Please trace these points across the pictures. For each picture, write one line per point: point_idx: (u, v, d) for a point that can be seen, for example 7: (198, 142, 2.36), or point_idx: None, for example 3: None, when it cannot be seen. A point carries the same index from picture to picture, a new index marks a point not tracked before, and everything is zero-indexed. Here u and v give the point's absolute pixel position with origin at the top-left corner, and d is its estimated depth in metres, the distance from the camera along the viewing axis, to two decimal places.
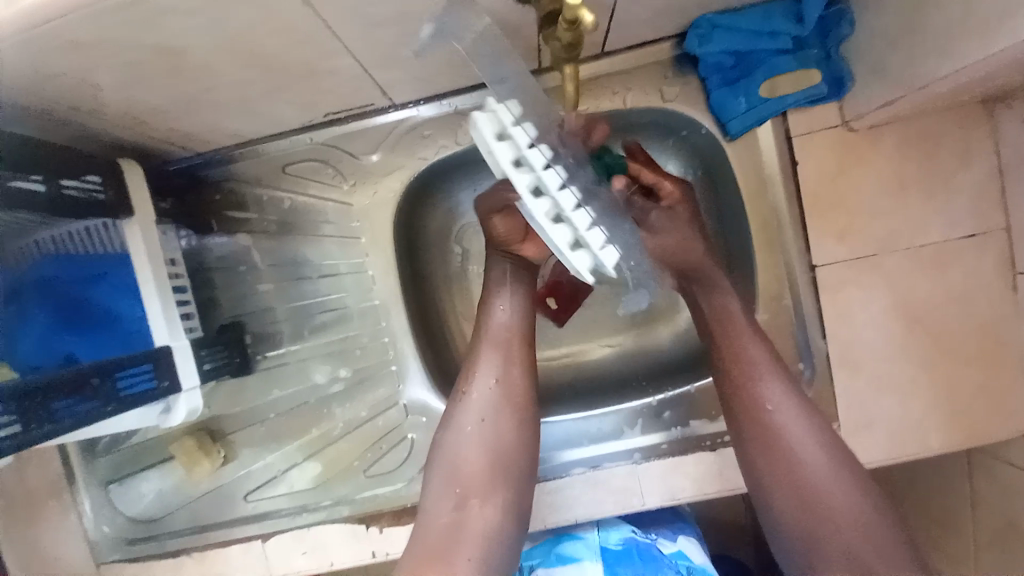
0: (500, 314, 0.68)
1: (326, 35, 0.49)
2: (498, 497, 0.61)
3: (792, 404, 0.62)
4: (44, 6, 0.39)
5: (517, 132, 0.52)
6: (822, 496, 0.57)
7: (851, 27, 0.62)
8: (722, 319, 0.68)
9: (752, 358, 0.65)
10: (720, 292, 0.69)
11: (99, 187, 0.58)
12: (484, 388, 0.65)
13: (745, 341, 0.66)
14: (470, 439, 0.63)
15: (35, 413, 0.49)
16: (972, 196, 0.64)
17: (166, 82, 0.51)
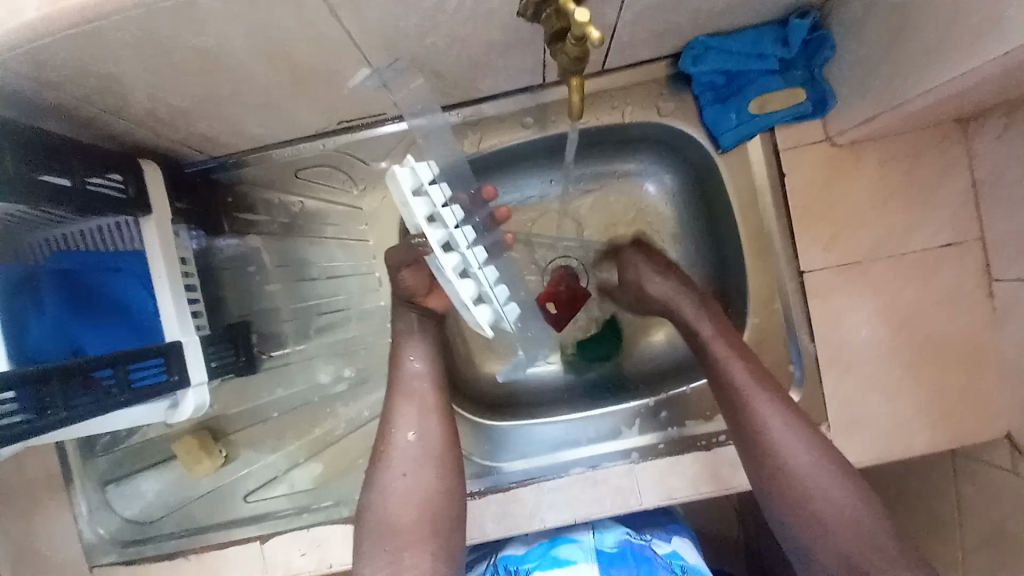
0: (413, 366, 0.69)
1: (348, 43, 0.52)
2: (439, 540, 0.60)
3: (795, 436, 0.62)
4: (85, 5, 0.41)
5: (432, 189, 0.56)
6: (818, 503, 0.59)
7: (833, 51, 0.66)
8: (716, 360, 0.69)
9: (749, 397, 0.65)
10: (710, 331, 0.71)
11: (122, 184, 0.61)
12: (406, 445, 0.64)
13: (739, 380, 0.66)
14: (397, 494, 0.62)
15: (52, 399, 0.49)
16: (948, 208, 0.68)
17: (194, 83, 0.54)
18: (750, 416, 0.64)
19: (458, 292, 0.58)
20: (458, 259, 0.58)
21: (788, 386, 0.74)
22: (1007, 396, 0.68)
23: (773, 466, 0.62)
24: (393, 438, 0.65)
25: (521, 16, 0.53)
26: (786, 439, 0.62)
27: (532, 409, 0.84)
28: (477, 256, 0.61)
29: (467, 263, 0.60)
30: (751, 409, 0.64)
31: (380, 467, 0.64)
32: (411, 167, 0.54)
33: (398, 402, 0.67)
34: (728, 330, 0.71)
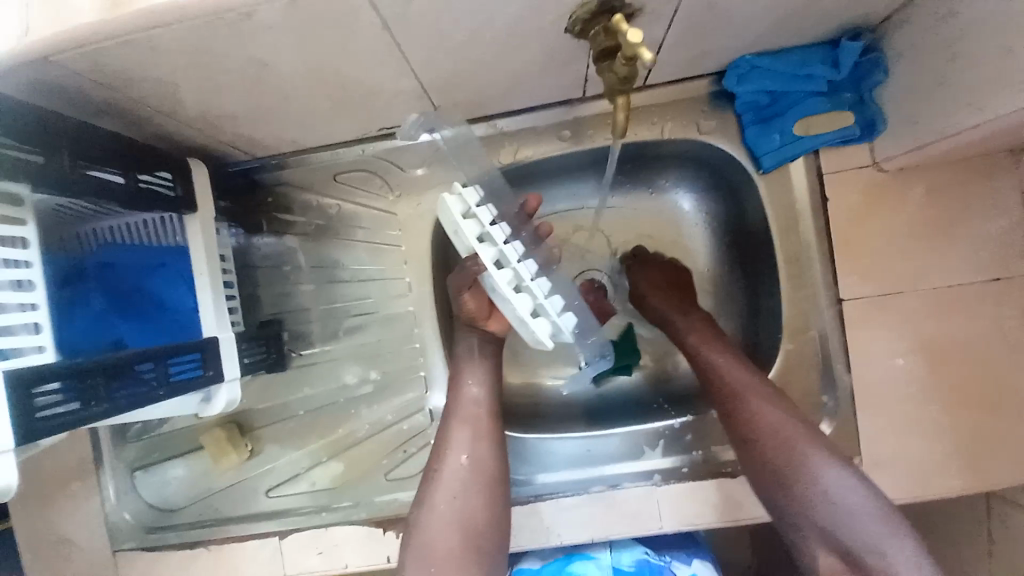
0: (470, 391, 0.69)
1: (396, 57, 0.53)
2: (477, 565, 0.59)
3: (820, 463, 0.59)
4: (148, 13, 0.42)
5: (483, 212, 0.64)
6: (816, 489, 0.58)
7: (885, 74, 0.64)
8: (734, 390, 0.66)
9: (773, 426, 0.62)
10: (726, 360, 0.69)
11: (170, 183, 0.62)
12: (456, 468, 0.64)
13: (756, 407, 0.64)
14: (442, 515, 0.61)
15: (97, 391, 0.50)
16: (997, 242, 0.66)
17: (245, 90, 0.55)
18: (774, 445, 0.61)
19: (515, 305, 0.63)
20: (510, 274, 0.63)
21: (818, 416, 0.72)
22: None
23: (800, 496, 0.58)
24: (443, 461, 0.64)
25: (569, 32, 0.53)
26: (812, 466, 0.59)
27: (551, 425, 0.83)
28: (527, 268, 0.64)
29: (519, 278, 0.63)
30: (775, 438, 0.61)
31: (427, 487, 0.64)
32: (460, 195, 0.63)
33: (454, 427, 0.67)
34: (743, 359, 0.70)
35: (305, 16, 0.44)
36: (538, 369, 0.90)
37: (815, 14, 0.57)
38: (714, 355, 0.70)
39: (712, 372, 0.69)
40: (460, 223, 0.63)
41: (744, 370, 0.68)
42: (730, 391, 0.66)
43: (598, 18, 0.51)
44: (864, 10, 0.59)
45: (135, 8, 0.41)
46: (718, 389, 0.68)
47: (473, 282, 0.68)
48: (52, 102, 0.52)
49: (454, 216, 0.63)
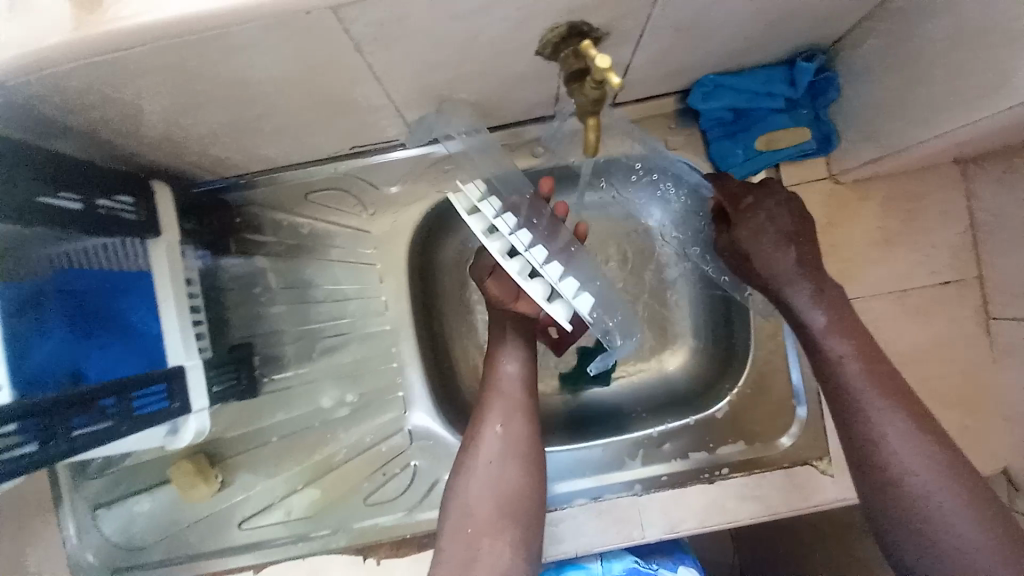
0: (508, 369, 0.71)
1: (373, 77, 0.53)
2: (511, 531, 0.59)
3: (940, 490, 0.53)
4: (113, 36, 0.40)
5: (488, 202, 0.64)
6: (925, 499, 0.53)
7: (838, 92, 0.67)
8: (851, 394, 0.59)
9: (889, 442, 0.56)
10: (845, 358, 0.61)
11: (131, 206, 0.60)
12: (493, 440, 0.65)
13: (875, 420, 0.57)
14: (481, 479, 0.62)
15: (55, 431, 0.48)
16: (947, 247, 0.70)
17: (217, 109, 0.54)
18: (888, 461, 0.56)
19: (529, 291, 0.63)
20: (520, 263, 0.64)
21: (790, 419, 0.74)
22: (1004, 432, 0.70)
23: (907, 516, 0.54)
24: (482, 430, 0.66)
25: (540, 56, 0.55)
26: (933, 490, 0.53)
27: None
28: (538, 255, 0.65)
29: (531, 264, 0.64)
30: (891, 454, 0.56)
31: (466, 459, 0.65)
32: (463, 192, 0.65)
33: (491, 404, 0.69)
34: (872, 357, 0.61)
35: (276, 39, 0.44)
36: None
37: (777, 35, 0.59)
38: (833, 349, 0.62)
39: (830, 371, 0.62)
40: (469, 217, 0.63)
41: (868, 372, 0.59)
42: (852, 396, 0.59)
43: (566, 42, 0.53)
44: (820, 32, 0.62)
45: (99, 30, 0.40)
46: (836, 392, 0.61)
47: (493, 268, 0.71)
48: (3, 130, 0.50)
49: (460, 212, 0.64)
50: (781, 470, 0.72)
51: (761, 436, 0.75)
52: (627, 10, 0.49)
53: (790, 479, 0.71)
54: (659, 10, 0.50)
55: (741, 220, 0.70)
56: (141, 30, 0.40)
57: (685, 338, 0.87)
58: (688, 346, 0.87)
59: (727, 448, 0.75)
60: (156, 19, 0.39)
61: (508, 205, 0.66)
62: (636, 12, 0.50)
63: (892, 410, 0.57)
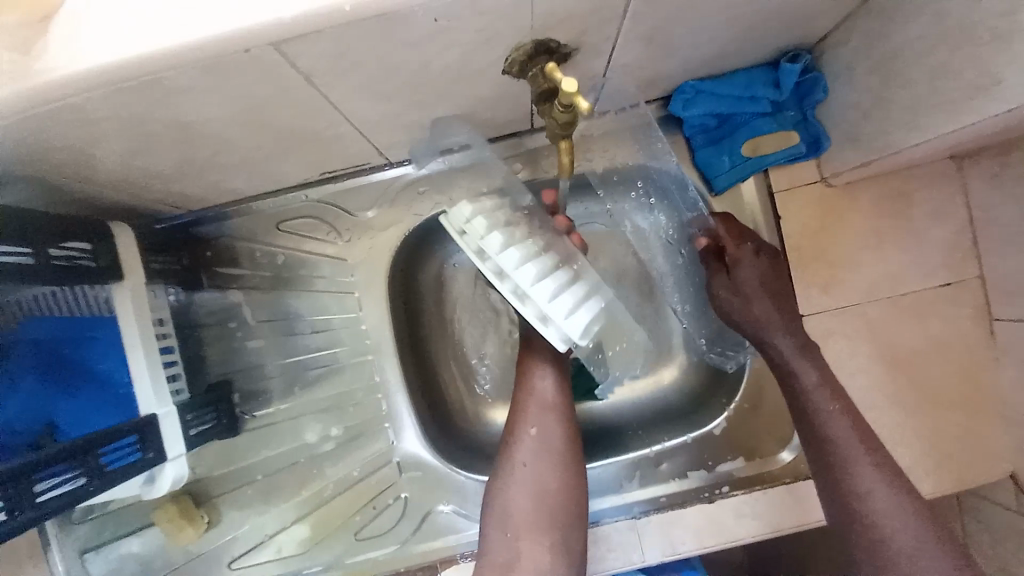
0: (540, 375, 0.69)
1: (330, 108, 0.51)
2: (549, 532, 0.59)
3: (924, 546, 0.55)
4: (43, 88, 0.38)
5: (478, 223, 0.62)
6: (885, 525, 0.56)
7: (825, 93, 0.64)
8: (838, 450, 0.61)
9: (875, 498, 0.58)
10: (834, 415, 0.62)
11: (88, 252, 0.57)
12: (529, 442, 0.64)
13: (862, 476, 0.59)
14: (517, 483, 0.62)
15: (20, 499, 0.47)
16: (946, 247, 0.67)
17: (169, 150, 0.52)
18: (874, 515, 0.57)
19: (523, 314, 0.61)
20: (513, 285, 0.61)
21: (789, 432, 0.72)
22: (1012, 436, 0.67)
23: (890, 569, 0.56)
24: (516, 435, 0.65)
25: (508, 75, 0.52)
26: (917, 546, 0.55)
27: None
28: (528, 274, 0.60)
29: (523, 285, 0.60)
30: (876, 510, 0.57)
31: (504, 462, 0.64)
32: (450, 219, 0.64)
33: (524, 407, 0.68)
34: (855, 414, 0.62)
35: (220, 78, 0.41)
36: None
37: (753, 39, 0.56)
38: (820, 404, 0.63)
39: (817, 426, 0.63)
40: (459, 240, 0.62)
41: (854, 429, 0.61)
42: (839, 452, 0.60)
43: (535, 59, 0.50)
44: (801, 32, 0.58)
45: (29, 84, 0.38)
46: (823, 447, 0.62)
47: None
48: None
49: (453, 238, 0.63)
50: (782, 485, 0.70)
51: (759, 451, 0.72)
52: (592, 24, 0.46)
53: (793, 496, 0.69)
54: (626, 21, 0.47)
55: (736, 267, 0.70)
56: (76, 79, 0.38)
57: (680, 354, 0.83)
58: (683, 360, 0.83)
59: (726, 464, 0.73)
60: (90, 67, 0.37)
61: (494, 225, 0.63)
62: (601, 25, 0.47)
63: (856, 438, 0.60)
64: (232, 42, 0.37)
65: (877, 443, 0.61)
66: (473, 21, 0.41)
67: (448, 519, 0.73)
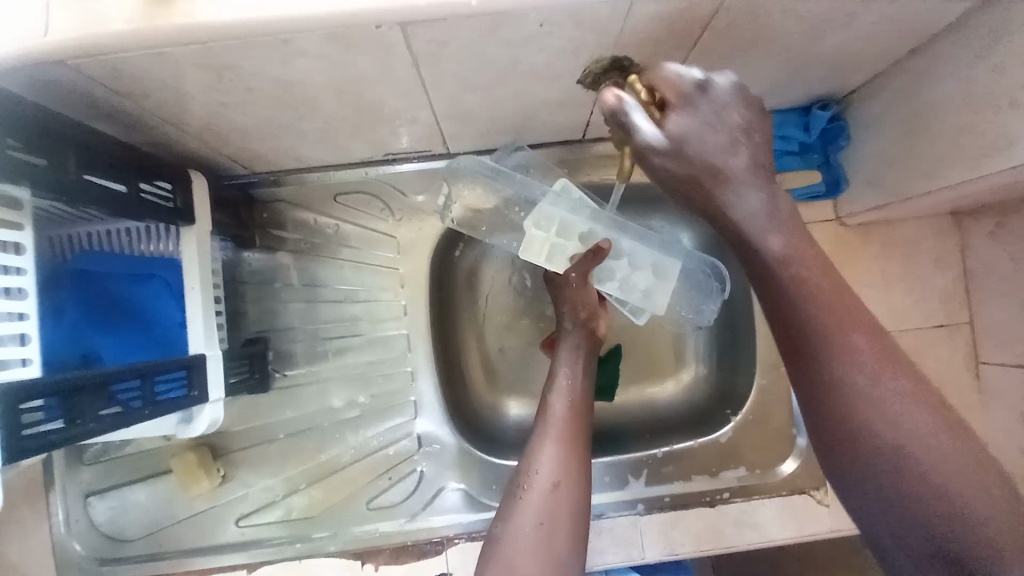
0: (562, 384, 0.68)
1: (420, 91, 0.56)
2: (564, 541, 0.57)
3: (944, 465, 0.42)
4: (185, 30, 0.42)
5: (568, 220, 0.73)
6: (909, 445, 0.43)
7: (848, 141, 0.73)
8: (834, 360, 0.46)
9: (886, 413, 0.44)
10: (829, 314, 0.46)
11: (169, 193, 0.61)
12: (547, 452, 0.62)
13: (867, 389, 0.44)
14: (529, 504, 0.58)
15: (83, 409, 0.47)
16: (941, 292, 0.75)
17: (264, 107, 0.56)
18: (887, 447, 0.43)
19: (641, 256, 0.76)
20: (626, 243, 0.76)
21: (789, 449, 0.77)
22: None
23: (922, 503, 0.42)
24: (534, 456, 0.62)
25: (581, 84, 0.58)
26: (938, 473, 0.42)
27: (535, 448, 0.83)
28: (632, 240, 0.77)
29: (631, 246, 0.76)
30: (887, 438, 0.43)
31: (517, 480, 0.62)
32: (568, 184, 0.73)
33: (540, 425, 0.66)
34: (854, 310, 0.47)
35: (341, 48, 0.46)
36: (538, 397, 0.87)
37: (793, 82, 0.64)
38: (806, 300, 0.47)
39: (810, 336, 0.47)
40: (550, 243, 0.73)
41: (848, 327, 0.46)
42: (832, 369, 0.46)
43: (607, 73, 0.55)
44: (836, 83, 0.66)
45: (173, 24, 0.42)
46: (807, 361, 0.47)
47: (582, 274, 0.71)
48: (41, 100, 0.49)
49: (576, 195, 0.73)
50: (779, 496, 0.74)
51: (760, 461, 0.77)
52: (667, 49, 0.53)
53: (787, 507, 0.74)
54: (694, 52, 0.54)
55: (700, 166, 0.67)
56: (216, 27, 0.42)
57: (692, 367, 0.88)
58: (693, 373, 0.88)
59: (729, 472, 0.77)
60: (232, 18, 0.42)
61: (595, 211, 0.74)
62: (674, 52, 0.54)
63: (851, 335, 0.46)
64: (369, 19, 0.43)
65: (872, 325, 0.46)
66: (572, 29, 0.48)
67: (458, 497, 0.76)
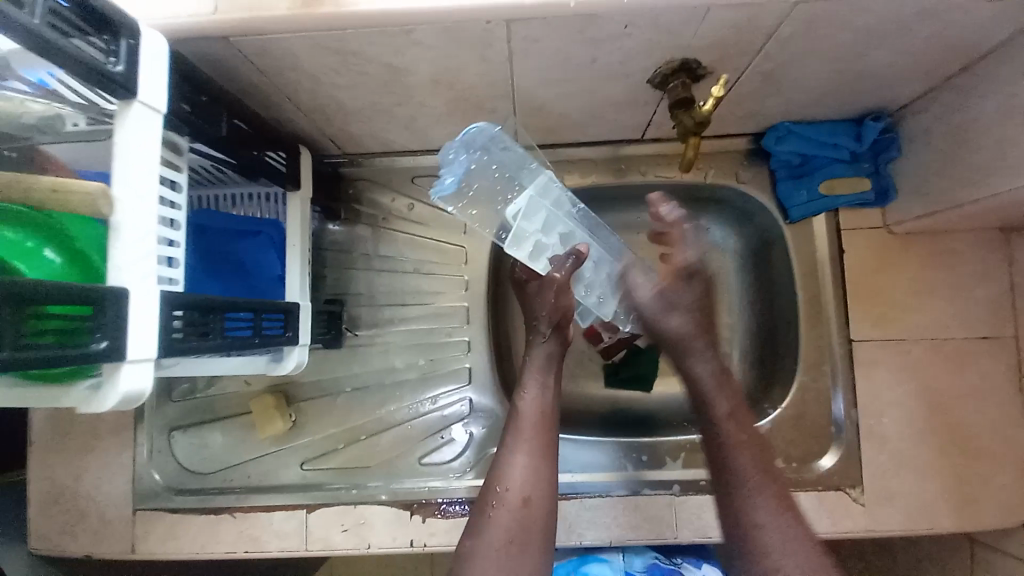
0: (530, 399, 0.69)
1: (506, 83, 0.64)
2: (536, 552, 0.59)
3: (784, 532, 0.58)
4: (329, 17, 0.50)
5: (552, 215, 0.72)
6: (756, 520, 0.59)
7: (899, 152, 0.76)
8: (721, 440, 0.65)
9: (752, 491, 0.61)
10: (737, 451, 0.64)
11: (283, 160, 0.70)
12: (518, 467, 0.63)
13: (743, 463, 0.63)
14: (497, 514, 0.61)
15: (213, 326, 0.54)
16: (988, 305, 0.77)
17: (371, 90, 0.65)
18: (743, 515, 0.60)
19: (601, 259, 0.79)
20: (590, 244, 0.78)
21: (826, 445, 0.79)
22: None
23: (763, 552, 0.57)
24: (507, 463, 0.63)
25: (649, 84, 0.65)
26: (768, 537, 0.58)
27: (576, 426, 0.88)
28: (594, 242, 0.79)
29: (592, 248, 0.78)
30: (746, 512, 0.60)
31: (487, 495, 0.63)
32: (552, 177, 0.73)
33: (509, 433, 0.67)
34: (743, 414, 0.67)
35: (450, 39, 0.54)
36: (583, 377, 0.93)
37: (847, 92, 0.69)
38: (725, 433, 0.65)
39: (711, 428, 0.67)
40: (534, 238, 0.70)
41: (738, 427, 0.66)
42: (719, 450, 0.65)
43: (674, 75, 0.63)
44: (890, 96, 0.71)
45: (320, 11, 0.50)
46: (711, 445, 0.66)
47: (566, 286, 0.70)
48: None
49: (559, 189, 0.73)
50: (814, 491, 0.76)
51: (797, 457, 0.80)
52: (734, 54, 0.59)
53: (821, 502, 0.76)
54: (758, 57, 0.60)
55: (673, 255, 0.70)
56: (354, 16, 0.50)
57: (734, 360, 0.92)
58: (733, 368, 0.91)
59: None
60: (369, 9, 0.50)
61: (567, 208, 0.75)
62: (741, 57, 0.60)
63: (739, 428, 0.66)
64: (481, 14, 0.50)
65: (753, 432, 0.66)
66: (650, 31, 0.54)
67: None
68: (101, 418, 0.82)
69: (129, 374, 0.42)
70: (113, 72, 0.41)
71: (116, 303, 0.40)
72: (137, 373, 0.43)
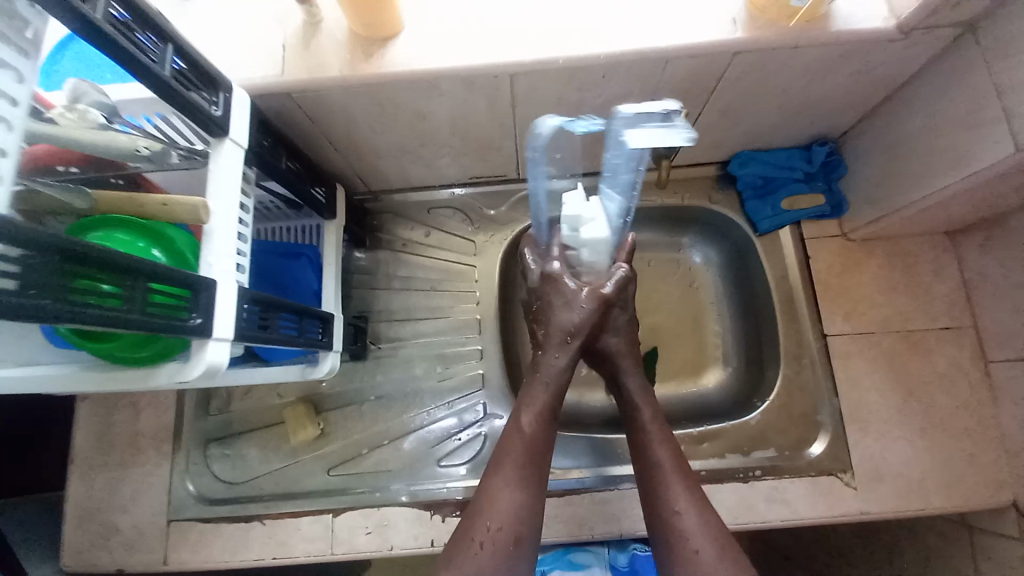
0: (524, 423, 0.71)
1: (511, 123, 0.78)
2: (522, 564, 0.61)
3: (699, 519, 0.64)
4: (373, 75, 0.64)
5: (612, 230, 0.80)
6: (677, 509, 0.65)
7: (845, 170, 0.89)
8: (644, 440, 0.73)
9: (672, 485, 0.67)
10: (657, 446, 0.72)
11: (324, 195, 0.83)
12: (506, 501, 0.64)
13: (661, 459, 0.70)
14: (483, 542, 0.61)
15: (269, 321, 0.63)
16: (943, 298, 0.86)
17: (399, 132, 0.79)
18: (668, 509, 0.66)
19: None
20: None
21: (814, 434, 0.86)
22: (1010, 467, 0.79)
23: (682, 541, 0.63)
24: (498, 490, 0.65)
25: None
26: (688, 524, 0.64)
27: (583, 427, 0.94)
28: None
29: None
30: (671, 504, 0.66)
31: (474, 527, 0.63)
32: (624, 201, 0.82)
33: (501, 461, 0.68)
34: (662, 421, 0.75)
35: (466, 87, 0.68)
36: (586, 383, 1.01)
37: (792, 122, 0.83)
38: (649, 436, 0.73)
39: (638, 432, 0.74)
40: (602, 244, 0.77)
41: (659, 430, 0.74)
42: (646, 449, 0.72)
43: None
44: (829, 123, 0.85)
45: (367, 71, 0.64)
46: (640, 449, 0.73)
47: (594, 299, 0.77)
48: None
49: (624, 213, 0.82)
50: (808, 476, 0.81)
51: (788, 445, 0.86)
52: (693, 94, 0.74)
53: (815, 486, 0.81)
54: (713, 96, 0.74)
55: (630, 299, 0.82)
56: (392, 73, 0.64)
57: (726, 361, 1.00)
58: (725, 369, 0.99)
59: (760, 453, 0.86)
60: (403, 68, 0.64)
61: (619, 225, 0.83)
62: (699, 95, 0.74)
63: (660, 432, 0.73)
64: (491, 68, 0.64)
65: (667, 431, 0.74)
66: (624, 78, 0.69)
67: None
68: (143, 430, 0.89)
69: (212, 351, 0.52)
70: (214, 115, 0.55)
71: (200, 291, 0.50)
72: (218, 348, 0.53)
